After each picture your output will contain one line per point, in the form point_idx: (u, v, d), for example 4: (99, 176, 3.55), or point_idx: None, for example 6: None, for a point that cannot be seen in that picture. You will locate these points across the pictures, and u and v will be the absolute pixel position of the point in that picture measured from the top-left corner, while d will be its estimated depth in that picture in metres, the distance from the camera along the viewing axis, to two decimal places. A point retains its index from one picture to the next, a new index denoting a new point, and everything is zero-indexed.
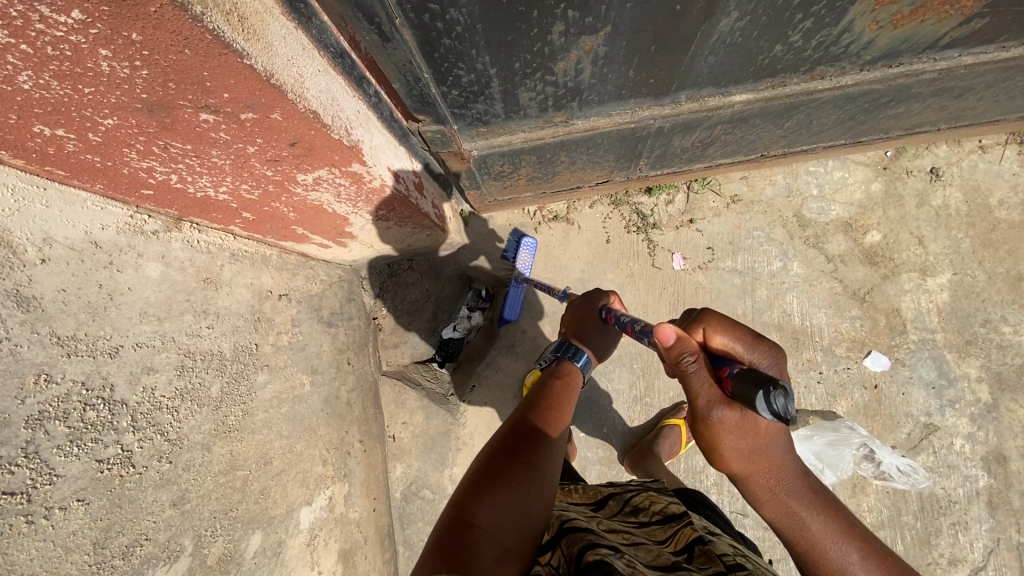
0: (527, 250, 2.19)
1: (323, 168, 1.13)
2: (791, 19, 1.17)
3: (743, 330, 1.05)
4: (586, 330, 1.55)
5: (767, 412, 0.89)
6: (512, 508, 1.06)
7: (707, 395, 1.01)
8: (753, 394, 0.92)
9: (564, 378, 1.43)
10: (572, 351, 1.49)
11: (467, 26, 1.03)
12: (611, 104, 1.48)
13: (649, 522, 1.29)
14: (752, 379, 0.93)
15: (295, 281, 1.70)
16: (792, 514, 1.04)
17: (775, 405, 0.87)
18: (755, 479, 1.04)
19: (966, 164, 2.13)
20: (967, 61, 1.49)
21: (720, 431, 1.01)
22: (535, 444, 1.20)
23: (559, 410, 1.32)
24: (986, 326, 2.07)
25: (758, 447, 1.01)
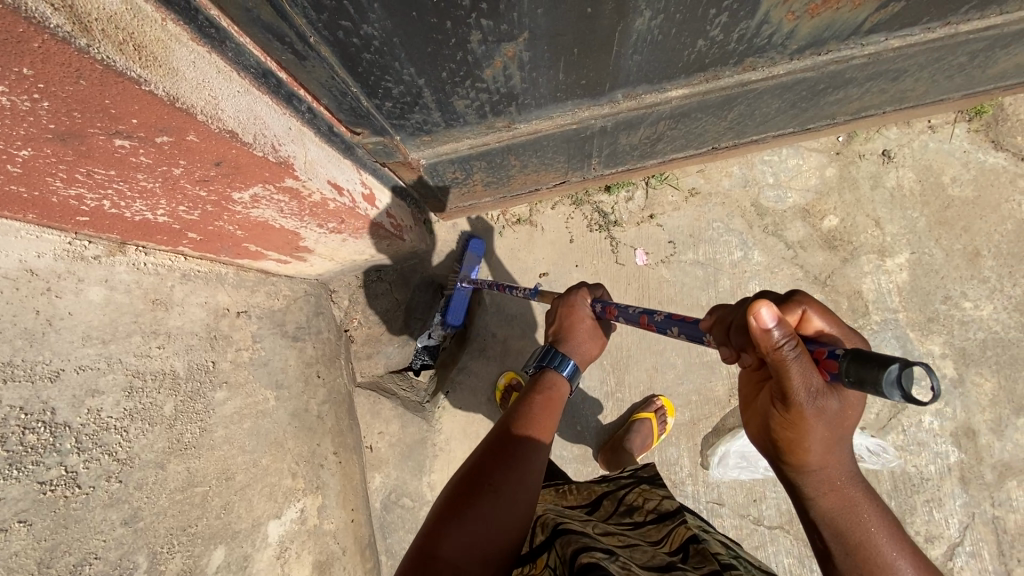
0: (472, 253, 2.23)
1: (257, 186, 1.16)
2: (706, 15, 1.21)
3: (835, 314, 0.90)
4: (576, 331, 1.43)
5: (893, 392, 0.66)
6: (477, 538, 1.08)
7: (806, 384, 0.82)
8: (875, 377, 0.70)
9: (547, 393, 1.37)
10: (559, 359, 1.41)
11: (384, 40, 1.06)
12: (550, 107, 1.51)
13: (644, 523, 1.32)
14: (869, 358, 0.71)
15: (255, 297, 1.72)
16: (855, 507, 0.94)
17: (906, 384, 0.65)
18: (828, 466, 0.94)
19: (917, 145, 2.16)
20: (894, 44, 1.52)
21: (812, 421, 0.86)
22: (506, 468, 1.19)
23: (536, 433, 1.28)
24: (946, 303, 2.09)
25: (841, 435, 0.91)
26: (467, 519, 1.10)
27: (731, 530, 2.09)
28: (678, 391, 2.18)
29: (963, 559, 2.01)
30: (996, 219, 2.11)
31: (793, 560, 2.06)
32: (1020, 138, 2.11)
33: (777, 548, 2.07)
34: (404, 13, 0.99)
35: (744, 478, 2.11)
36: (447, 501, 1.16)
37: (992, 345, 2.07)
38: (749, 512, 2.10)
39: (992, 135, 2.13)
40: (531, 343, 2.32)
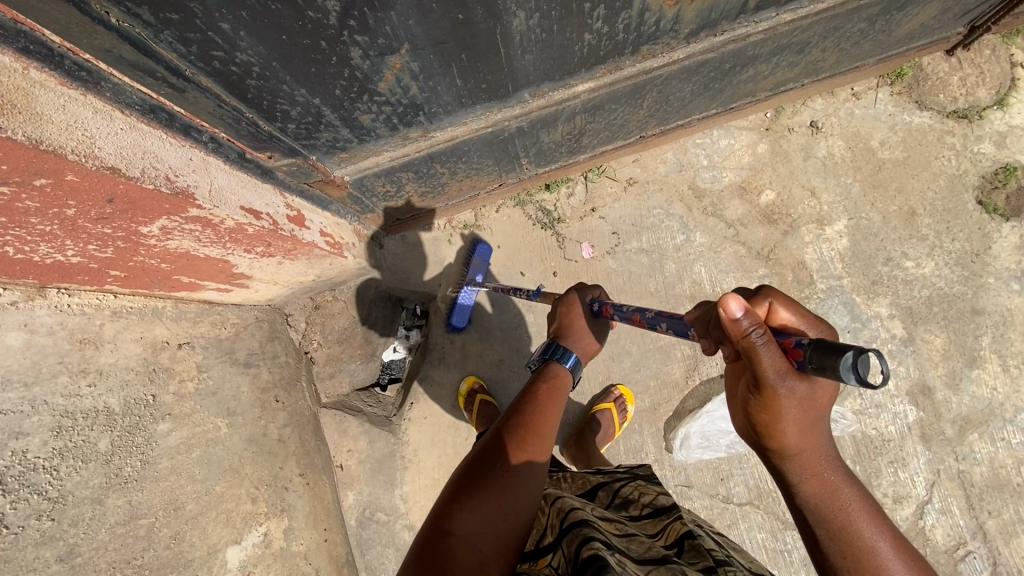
0: (479, 257, 2.26)
1: (161, 219, 1.20)
2: (582, 9, 1.24)
3: (803, 307, 0.98)
4: (577, 326, 1.48)
5: (850, 378, 0.75)
6: (489, 517, 1.06)
7: (777, 368, 0.88)
8: (836, 363, 0.79)
9: (550, 382, 1.39)
10: (561, 352, 1.44)
11: (264, 65, 1.10)
12: (460, 113, 1.55)
13: (641, 516, 1.28)
14: (831, 348, 0.80)
15: (198, 328, 1.72)
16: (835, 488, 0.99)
17: (860, 369, 0.73)
18: (804, 450, 0.98)
19: (843, 113, 2.20)
20: (787, 18, 1.57)
21: (786, 404, 0.91)
22: (515, 448, 1.20)
23: (542, 420, 1.28)
24: (889, 264, 2.13)
25: (816, 417, 0.96)
26: (477, 498, 1.09)
27: (701, 510, 2.11)
28: (637, 378, 2.20)
29: (933, 517, 2.01)
30: (928, 177, 2.15)
31: (766, 535, 2.07)
32: (942, 95, 2.15)
33: (749, 524, 2.09)
34: (273, 37, 1.03)
35: (708, 458, 2.13)
36: (456, 483, 1.15)
37: (938, 300, 2.09)
38: (718, 492, 2.12)
39: (916, 95, 2.17)
40: (489, 347, 2.34)
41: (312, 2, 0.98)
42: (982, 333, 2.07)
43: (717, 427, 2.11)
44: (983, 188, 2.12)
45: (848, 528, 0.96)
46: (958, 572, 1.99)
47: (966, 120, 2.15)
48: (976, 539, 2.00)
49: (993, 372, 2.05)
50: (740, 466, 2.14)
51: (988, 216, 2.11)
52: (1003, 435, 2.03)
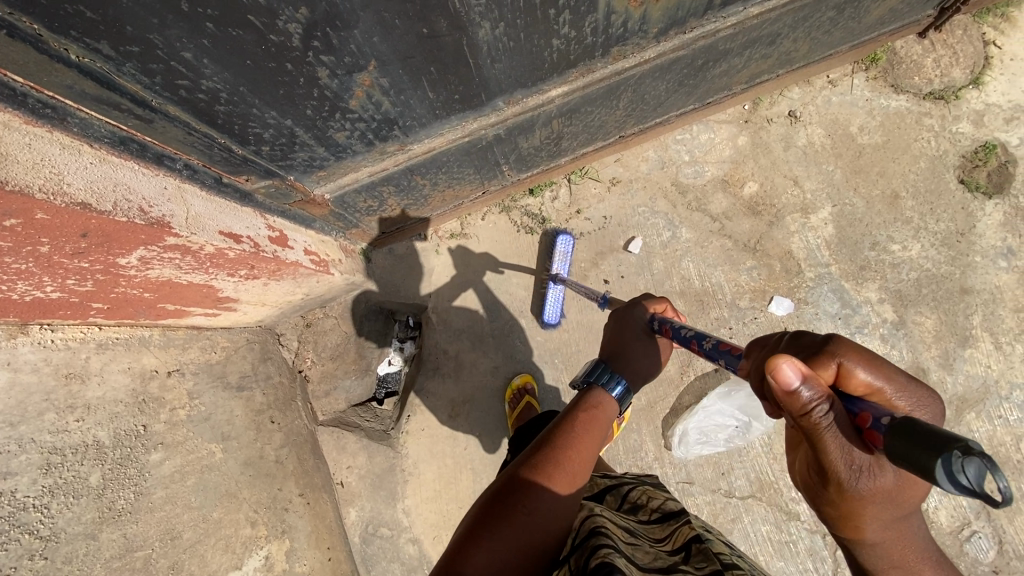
0: (562, 251, 2.18)
1: (138, 249, 1.20)
2: (547, 16, 1.25)
3: (886, 366, 0.85)
4: (629, 349, 1.34)
5: (947, 482, 0.64)
6: (503, 563, 0.96)
7: (848, 455, 0.84)
8: (918, 457, 0.68)
9: (588, 414, 1.22)
10: (607, 377, 1.29)
11: (231, 90, 1.10)
12: (435, 125, 1.56)
13: (649, 521, 1.27)
14: (916, 437, 0.69)
15: (187, 354, 1.71)
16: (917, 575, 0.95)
17: (965, 476, 0.62)
18: (887, 543, 0.94)
19: (821, 101, 2.21)
20: (755, 11, 1.58)
21: (863, 498, 0.88)
22: (540, 489, 1.05)
23: (574, 455, 1.13)
24: (875, 249, 2.13)
25: (898, 506, 0.91)
26: (494, 541, 0.98)
27: (704, 507, 2.10)
28: None
29: (936, 499, 2.01)
30: (908, 160, 2.15)
31: (771, 527, 2.07)
32: (917, 78, 2.16)
33: (753, 518, 2.08)
34: (238, 62, 1.03)
35: (708, 453, 2.13)
36: (474, 518, 1.04)
37: (927, 282, 2.10)
38: (720, 487, 2.11)
39: (891, 79, 2.18)
40: (482, 355, 2.34)
41: (273, 26, 0.98)
42: (972, 312, 2.07)
43: (714, 422, 2.11)
44: (964, 167, 2.13)
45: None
46: (964, 553, 1.98)
47: (943, 101, 2.16)
48: (980, 518, 1.99)
49: (986, 350, 2.05)
50: (741, 460, 2.13)
51: (971, 195, 2.12)
52: (1000, 413, 2.03)
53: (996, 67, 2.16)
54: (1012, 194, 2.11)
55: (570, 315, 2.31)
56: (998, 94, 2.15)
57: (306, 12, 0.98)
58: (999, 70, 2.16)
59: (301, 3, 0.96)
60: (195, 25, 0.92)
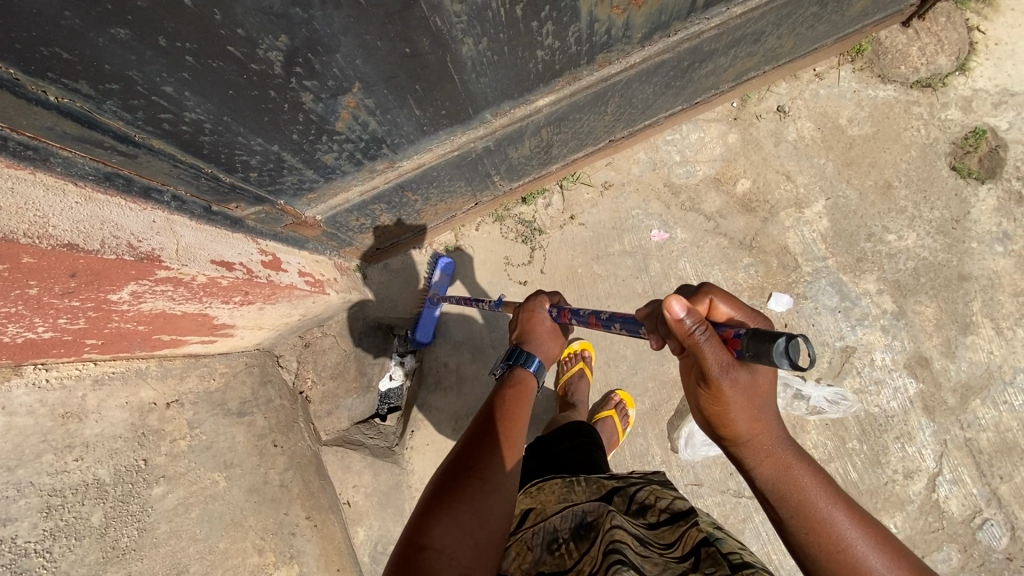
0: (442, 270, 2.25)
1: (129, 284, 1.18)
2: (530, 28, 1.24)
3: (742, 303, 0.99)
4: (536, 335, 1.48)
5: (782, 362, 0.78)
6: (465, 527, 1.03)
7: (719, 359, 0.89)
8: (767, 349, 0.81)
9: (514, 390, 1.37)
10: (524, 357, 1.43)
11: (215, 121, 1.09)
12: (424, 141, 1.54)
13: (658, 523, 1.20)
14: (761, 336, 0.83)
15: (185, 383, 1.70)
16: (786, 468, 0.96)
17: (792, 354, 0.77)
18: (755, 435, 0.97)
19: (809, 94, 2.21)
20: (738, 11, 1.57)
21: (730, 394, 0.91)
22: (485, 458, 1.16)
23: (511, 426, 1.27)
24: (871, 240, 2.13)
25: (760, 401, 0.95)
26: (455, 509, 1.06)
27: (715, 507, 2.09)
28: (635, 381, 2.19)
29: (946, 488, 2.00)
30: (899, 149, 2.15)
31: None
32: (903, 67, 2.16)
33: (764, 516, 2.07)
34: (220, 93, 1.02)
35: (715, 454, 2.12)
36: (430, 496, 1.11)
37: (925, 271, 2.09)
38: (729, 487, 2.10)
39: (878, 69, 2.18)
40: (483, 366, 2.32)
41: (254, 55, 0.97)
42: (972, 298, 2.07)
43: None
44: (955, 154, 2.13)
45: (805, 505, 0.93)
46: (977, 540, 1.98)
47: (931, 88, 2.16)
48: (991, 506, 1.99)
49: (987, 336, 2.05)
50: None
51: (963, 181, 2.12)
52: (1005, 398, 2.02)
53: (981, 52, 2.16)
54: (1004, 179, 2.11)
55: None
56: (985, 79, 2.15)
57: (287, 39, 0.97)
58: (985, 55, 2.16)
59: (281, 31, 0.95)
60: (174, 59, 0.91)
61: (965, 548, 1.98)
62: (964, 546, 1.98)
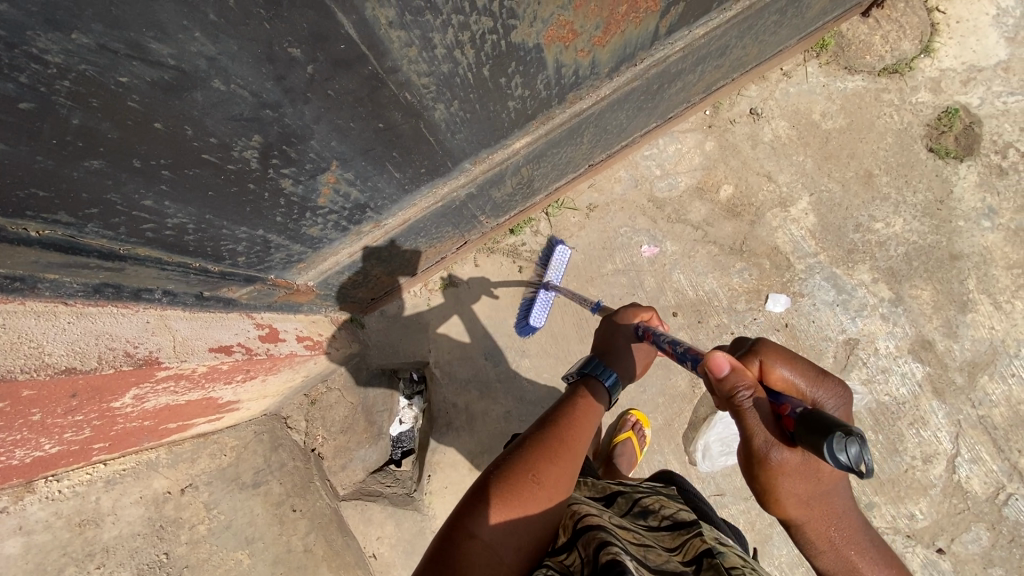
0: (558, 259, 2.17)
1: (131, 391, 1.17)
2: (499, 84, 1.25)
3: (803, 366, 0.98)
4: (619, 348, 1.41)
5: (832, 459, 0.81)
6: (515, 525, 1.02)
7: (767, 437, 0.95)
8: (818, 441, 0.84)
9: (586, 401, 1.27)
10: (600, 369, 1.34)
11: (197, 221, 1.09)
12: (406, 198, 1.55)
13: (658, 527, 1.24)
14: (815, 426, 0.85)
15: (197, 466, 1.69)
16: (850, 562, 0.99)
17: (846, 456, 0.79)
18: (813, 523, 0.99)
19: (779, 94, 2.23)
20: (701, 31, 1.59)
21: (780, 475, 0.95)
22: (544, 462, 1.10)
23: (574, 437, 1.18)
24: (860, 231, 2.14)
25: (819, 491, 0.97)
26: (509, 507, 1.02)
27: (740, 516, 2.08)
28: (646, 399, 2.19)
29: (966, 468, 2.00)
30: (875, 137, 2.17)
31: None
32: (868, 57, 2.19)
33: None
34: (199, 196, 1.02)
35: (733, 462, 2.13)
36: (484, 482, 1.08)
37: (916, 254, 2.11)
38: (751, 493, 2.10)
39: (843, 62, 2.20)
40: (492, 402, 2.30)
41: (229, 157, 0.97)
42: (966, 277, 2.08)
43: (734, 431, 2.12)
44: (931, 135, 2.15)
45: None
46: (1004, 517, 1.98)
47: (898, 74, 2.18)
48: (1013, 480, 1.99)
49: (986, 312, 2.06)
50: None
51: (943, 161, 2.14)
52: (1012, 372, 2.03)
53: (943, 32, 2.19)
54: (982, 154, 2.13)
55: (573, 345, 2.29)
56: (951, 58, 2.18)
57: (260, 137, 0.97)
58: (947, 35, 2.19)
59: (254, 132, 0.95)
60: (151, 175, 0.90)
61: (994, 526, 1.98)
62: (991, 525, 1.98)
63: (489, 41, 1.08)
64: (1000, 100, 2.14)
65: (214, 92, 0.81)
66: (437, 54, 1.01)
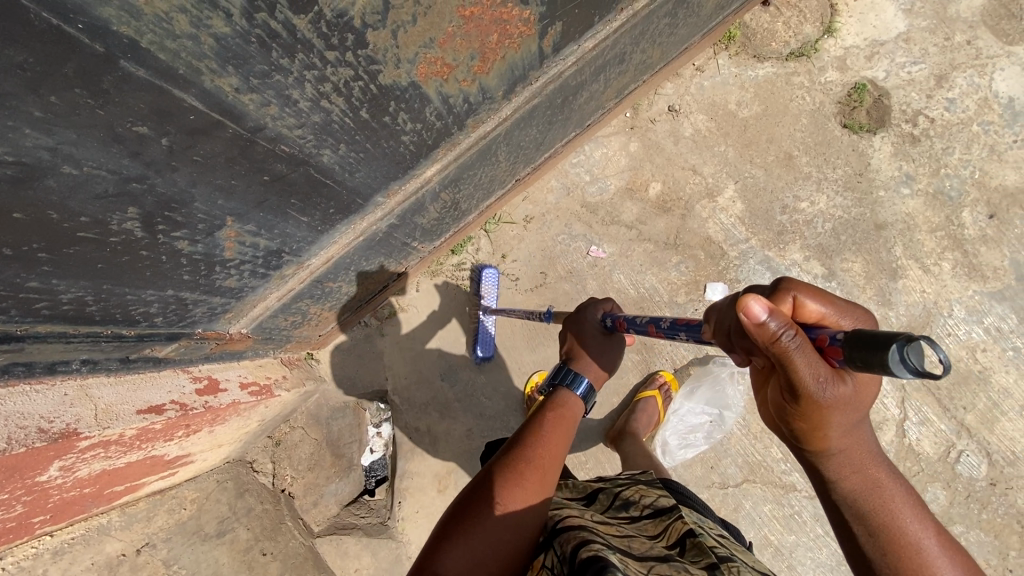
0: (488, 283, 2.22)
1: (53, 465, 1.24)
2: (384, 123, 1.28)
3: (827, 293, 0.89)
4: (588, 346, 1.36)
5: (902, 371, 0.66)
6: (479, 554, 1.00)
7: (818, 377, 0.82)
8: (879, 358, 0.70)
9: (555, 413, 1.25)
10: (571, 377, 1.30)
11: (95, 293, 1.12)
12: (324, 238, 1.57)
13: (640, 517, 1.21)
14: (872, 342, 0.72)
15: (153, 524, 1.73)
16: (876, 485, 0.95)
17: (912, 360, 0.65)
18: (845, 448, 0.93)
19: (694, 89, 2.29)
20: (590, 44, 1.64)
21: (831, 412, 0.85)
22: (510, 484, 1.09)
23: (542, 453, 1.16)
24: (787, 212, 2.19)
25: (858, 417, 0.89)
26: (473, 535, 1.01)
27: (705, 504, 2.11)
28: (602, 400, 2.23)
29: (915, 431, 2.05)
30: (791, 120, 2.23)
31: (772, 505, 2.10)
32: (773, 44, 2.26)
33: (754, 500, 2.11)
34: (89, 269, 1.06)
35: (692, 455, 2.16)
36: (452, 513, 1.07)
37: (843, 228, 2.16)
38: (713, 480, 2.13)
39: (752, 51, 2.27)
40: (453, 421, 2.30)
41: (109, 230, 1.00)
42: (893, 244, 2.14)
43: (687, 424, 2.19)
44: (844, 112, 2.21)
45: (885, 521, 0.94)
46: (957, 474, 2.02)
47: (805, 57, 2.25)
48: (962, 437, 2.04)
49: (916, 277, 2.11)
50: (727, 449, 2.15)
51: (857, 135, 2.20)
52: (949, 331, 2.08)
53: (843, 12, 2.26)
54: (894, 125, 2.19)
55: (525, 356, 2.33)
56: (853, 36, 2.25)
57: (137, 209, 1.00)
58: (847, 14, 2.26)
59: (128, 205, 0.98)
60: (27, 260, 0.94)
61: (949, 484, 2.02)
62: (947, 483, 2.02)
63: (357, 87, 1.12)
64: (904, 71, 2.21)
65: (68, 177, 0.85)
66: (301, 107, 1.05)
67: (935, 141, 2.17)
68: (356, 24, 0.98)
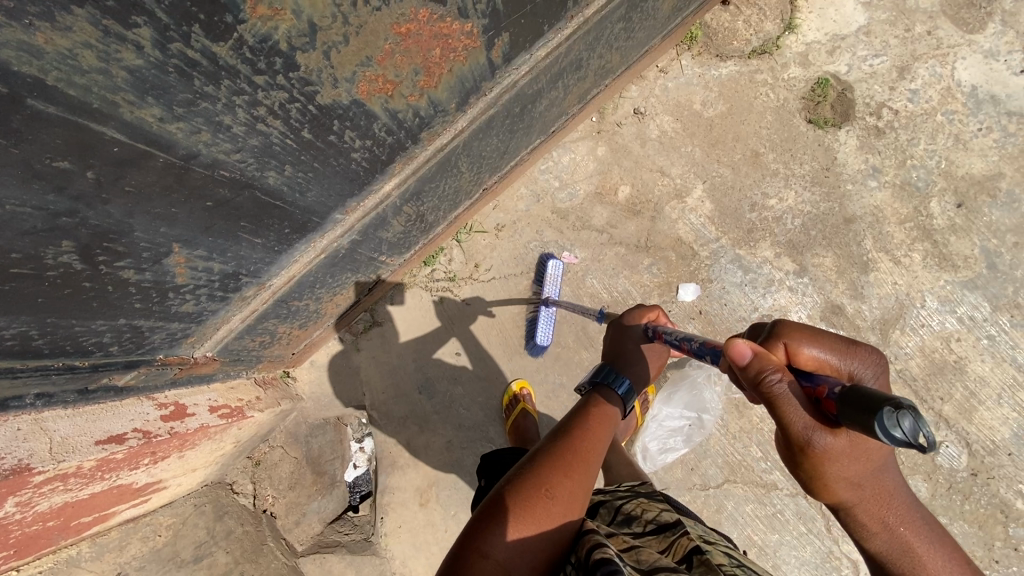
0: (553, 273, 2.19)
1: (7, 502, 1.24)
2: (331, 142, 1.28)
3: (830, 339, 0.92)
4: (629, 352, 1.37)
5: (890, 435, 0.71)
6: (528, 543, 0.98)
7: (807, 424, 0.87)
8: (869, 420, 0.74)
9: (599, 410, 1.24)
10: (612, 376, 1.31)
11: (40, 326, 1.12)
12: (283, 259, 1.57)
13: (643, 533, 1.19)
14: (861, 403, 0.76)
15: (125, 554, 1.74)
16: (911, 547, 0.93)
17: (900, 428, 0.69)
18: (863, 504, 0.93)
19: (659, 91, 2.29)
20: (542, 52, 1.64)
21: (828, 463, 0.88)
22: (561, 476, 1.07)
23: (590, 450, 1.14)
24: (755, 209, 2.19)
25: (868, 469, 0.90)
26: (526, 524, 0.99)
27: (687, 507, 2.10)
28: None
29: None
30: (756, 118, 2.23)
31: (755, 504, 2.09)
32: (735, 43, 2.27)
33: (736, 501, 2.09)
34: (29, 304, 1.05)
35: (672, 459, 2.15)
36: (498, 496, 1.04)
37: (813, 223, 2.16)
38: (695, 482, 2.12)
39: (714, 50, 2.28)
40: (433, 434, 2.28)
41: (45, 265, 1.00)
42: (862, 238, 2.13)
43: (667, 428, 2.17)
44: (808, 108, 2.22)
45: None
46: (938, 466, 2.01)
47: (767, 54, 2.25)
48: (941, 428, 2.03)
49: (887, 270, 2.11)
50: (707, 450, 2.14)
51: (823, 131, 2.20)
52: (922, 322, 2.08)
53: (803, 8, 2.27)
54: (859, 118, 2.20)
55: (502, 365, 2.30)
56: (814, 31, 2.25)
57: (72, 242, 1.00)
58: (807, 10, 2.27)
59: (61, 239, 0.98)
60: None
61: (930, 476, 2.01)
62: (928, 475, 2.01)
63: (294, 109, 1.11)
64: (866, 64, 2.22)
65: None
66: (236, 132, 1.05)
67: (900, 132, 2.18)
68: (282, 48, 0.98)
